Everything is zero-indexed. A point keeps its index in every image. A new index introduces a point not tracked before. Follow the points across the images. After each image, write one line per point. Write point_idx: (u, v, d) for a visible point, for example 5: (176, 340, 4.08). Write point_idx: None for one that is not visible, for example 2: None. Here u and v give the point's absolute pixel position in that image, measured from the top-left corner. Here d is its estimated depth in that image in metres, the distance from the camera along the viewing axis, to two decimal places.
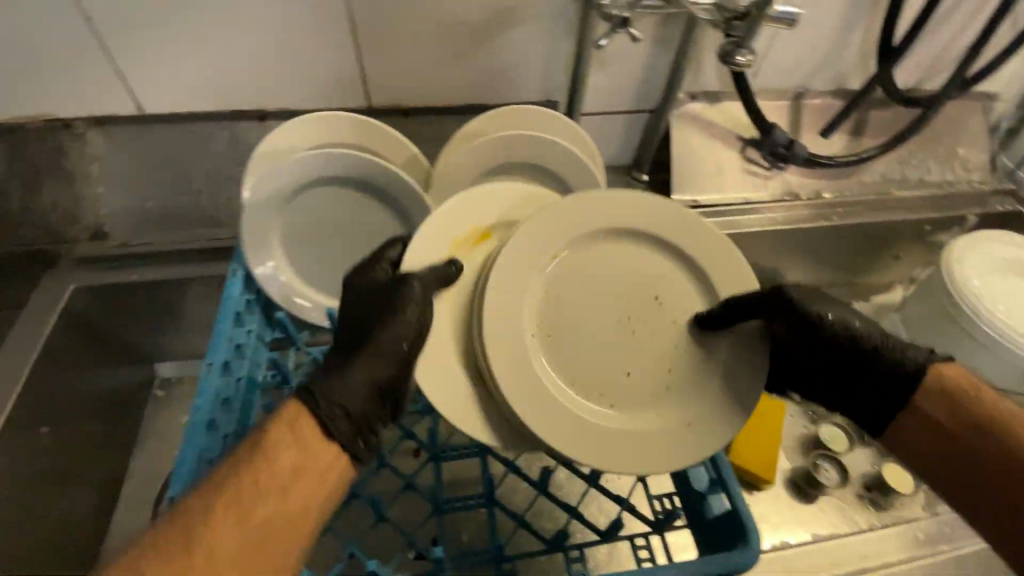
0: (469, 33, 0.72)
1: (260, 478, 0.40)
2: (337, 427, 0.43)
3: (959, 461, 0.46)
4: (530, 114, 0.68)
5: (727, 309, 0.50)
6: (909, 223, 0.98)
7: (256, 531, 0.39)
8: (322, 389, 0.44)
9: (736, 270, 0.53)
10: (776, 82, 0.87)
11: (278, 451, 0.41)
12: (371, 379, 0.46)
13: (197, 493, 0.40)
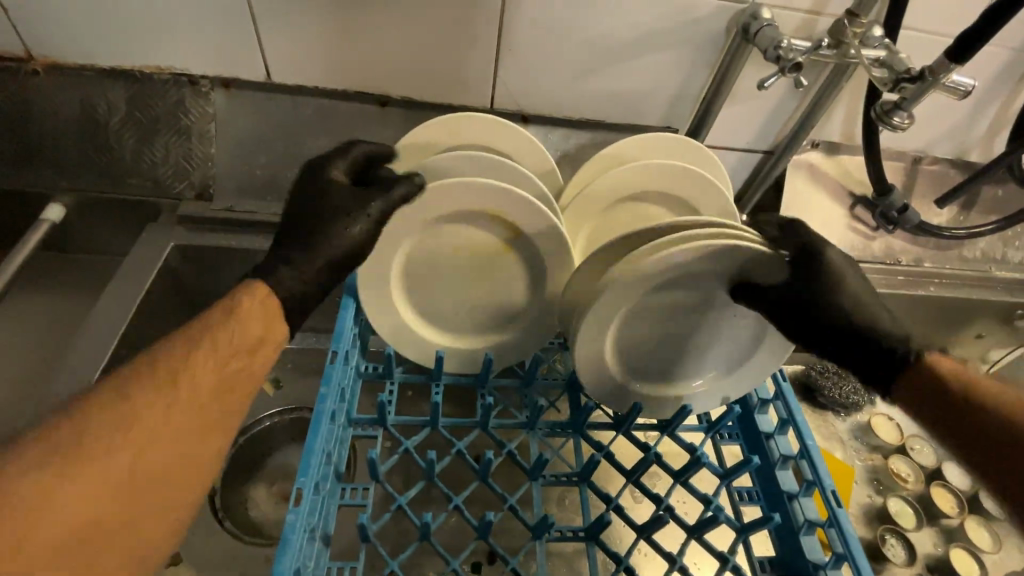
0: (611, 51, 0.71)
1: (233, 341, 0.45)
2: (279, 287, 0.49)
3: (958, 423, 0.45)
4: (664, 145, 0.65)
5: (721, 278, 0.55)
6: (1002, 304, 0.95)
7: (214, 363, 0.44)
8: (269, 269, 0.50)
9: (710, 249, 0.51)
10: (898, 143, 0.85)
11: (245, 296, 0.47)
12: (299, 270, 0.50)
13: (162, 342, 0.44)
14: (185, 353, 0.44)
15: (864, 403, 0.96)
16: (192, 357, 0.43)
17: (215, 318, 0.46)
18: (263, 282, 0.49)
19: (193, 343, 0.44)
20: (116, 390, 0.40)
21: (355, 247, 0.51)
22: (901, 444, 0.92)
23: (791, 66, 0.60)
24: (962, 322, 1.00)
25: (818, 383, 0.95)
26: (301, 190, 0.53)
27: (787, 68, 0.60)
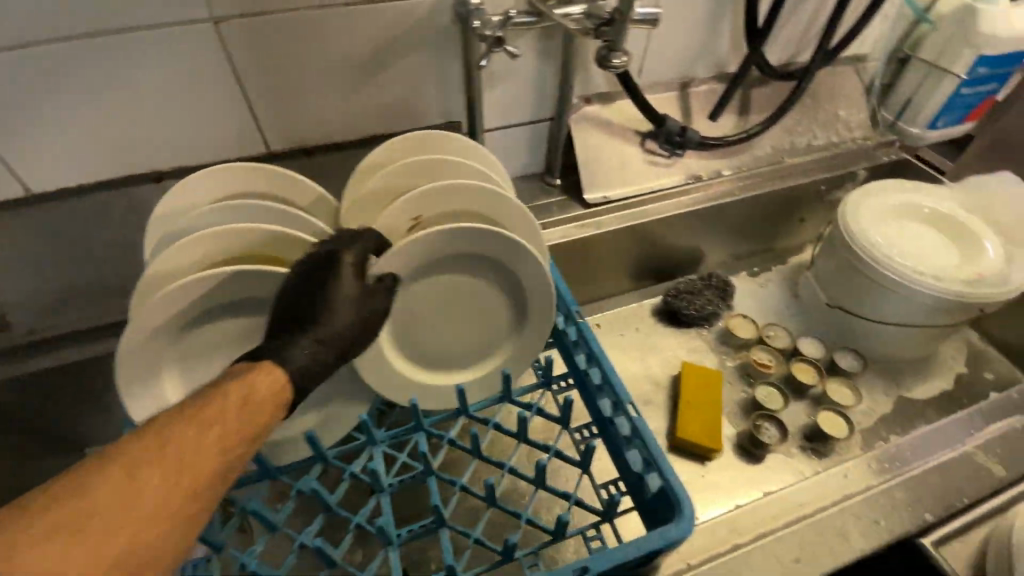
0: (358, 73, 0.74)
1: (239, 423, 0.46)
2: (291, 364, 0.51)
3: None
4: (420, 141, 0.67)
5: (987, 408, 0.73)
6: (805, 186, 1.06)
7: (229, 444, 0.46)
8: (282, 349, 0.52)
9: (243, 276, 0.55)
10: (662, 75, 0.93)
11: (258, 385, 0.48)
12: (305, 343, 0.52)
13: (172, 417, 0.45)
14: (197, 435, 0.45)
15: (721, 309, 1.06)
16: (186, 430, 0.45)
17: (231, 405, 0.47)
18: (279, 365, 0.51)
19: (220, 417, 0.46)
20: (157, 446, 0.43)
21: (357, 327, 0.55)
22: (757, 336, 1.00)
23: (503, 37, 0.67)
24: (783, 211, 1.10)
25: (677, 307, 1.04)
26: (317, 262, 0.55)
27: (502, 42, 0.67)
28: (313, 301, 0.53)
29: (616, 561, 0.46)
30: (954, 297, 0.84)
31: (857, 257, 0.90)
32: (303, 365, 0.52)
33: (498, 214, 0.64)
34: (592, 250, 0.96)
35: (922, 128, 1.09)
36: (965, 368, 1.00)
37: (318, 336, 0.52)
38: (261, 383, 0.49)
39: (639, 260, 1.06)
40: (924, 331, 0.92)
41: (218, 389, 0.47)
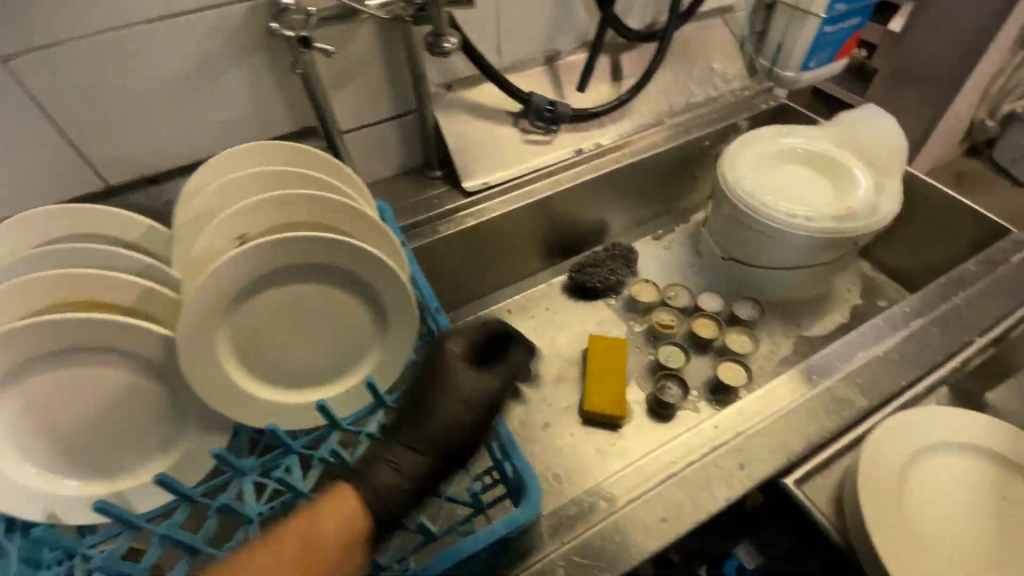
0: (185, 91, 0.70)
1: (340, 537, 0.50)
2: (373, 480, 0.55)
3: None
4: (247, 154, 0.65)
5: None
6: (690, 144, 1.06)
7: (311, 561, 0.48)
8: (374, 465, 0.56)
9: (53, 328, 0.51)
10: (523, 51, 0.91)
11: (328, 514, 0.51)
12: (417, 447, 0.57)
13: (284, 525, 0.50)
14: (316, 533, 0.50)
15: (625, 277, 1.06)
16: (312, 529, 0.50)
17: (316, 519, 0.51)
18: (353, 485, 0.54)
19: (299, 538, 0.49)
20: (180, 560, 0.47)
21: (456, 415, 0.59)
22: (660, 298, 1.01)
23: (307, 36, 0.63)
24: (675, 172, 1.11)
25: (581, 280, 1.05)
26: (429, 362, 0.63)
27: (305, 40, 0.63)
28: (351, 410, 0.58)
29: (457, 556, 0.46)
30: (823, 235, 0.86)
31: (737, 209, 0.92)
32: (398, 473, 0.56)
33: (340, 219, 0.62)
34: (482, 238, 0.95)
35: (796, 70, 1.10)
36: (859, 300, 1.03)
37: (410, 440, 0.58)
38: (354, 507, 0.53)
39: (537, 240, 1.05)
40: (811, 270, 0.94)
41: (329, 516, 0.51)
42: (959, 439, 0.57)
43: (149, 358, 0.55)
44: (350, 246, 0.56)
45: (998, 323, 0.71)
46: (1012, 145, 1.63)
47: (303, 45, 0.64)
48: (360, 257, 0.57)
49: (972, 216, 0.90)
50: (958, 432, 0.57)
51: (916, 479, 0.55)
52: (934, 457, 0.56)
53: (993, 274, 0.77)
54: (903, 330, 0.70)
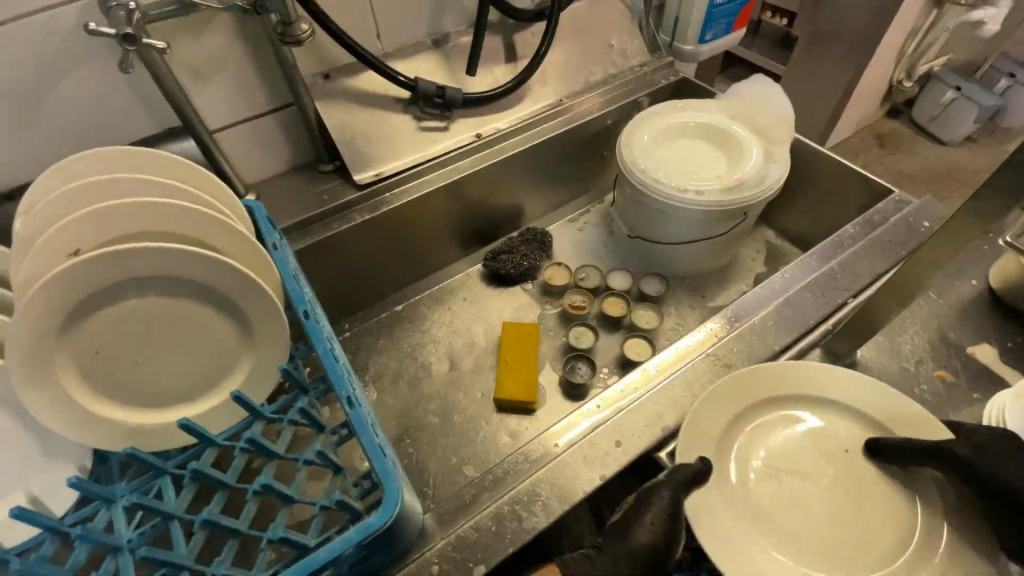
0: (18, 98, 0.65)
1: None
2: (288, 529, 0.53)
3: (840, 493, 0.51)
4: (90, 161, 0.61)
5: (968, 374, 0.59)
6: (594, 123, 1.06)
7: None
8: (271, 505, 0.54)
9: None
10: (407, 36, 0.88)
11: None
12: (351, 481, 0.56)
13: None
14: None
15: (541, 262, 1.07)
16: None
17: None
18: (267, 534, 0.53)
19: None
20: None
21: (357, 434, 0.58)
22: (571, 280, 1.02)
23: (132, 32, 0.59)
24: (583, 151, 1.10)
25: (494, 268, 1.04)
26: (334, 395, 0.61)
27: (131, 36, 0.58)
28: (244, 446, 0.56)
29: (310, 568, 0.44)
30: (714, 207, 0.87)
31: (634, 187, 0.92)
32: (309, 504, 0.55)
33: (190, 225, 0.59)
34: (382, 232, 0.92)
35: (694, 44, 1.11)
36: (764, 268, 1.06)
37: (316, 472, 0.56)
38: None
39: (447, 231, 1.03)
40: (712, 242, 0.95)
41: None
42: (829, 397, 0.58)
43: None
44: (192, 253, 0.53)
45: (869, 282, 0.75)
46: (926, 104, 1.72)
47: (130, 42, 0.59)
48: (203, 263, 0.54)
49: (857, 180, 0.93)
50: (825, 390, 0.59)
51: (774, 437, 0.57)
52: (795, 415, 0.58)
53: (870, 234, 0.80)
54: (781, 298, 0.72)
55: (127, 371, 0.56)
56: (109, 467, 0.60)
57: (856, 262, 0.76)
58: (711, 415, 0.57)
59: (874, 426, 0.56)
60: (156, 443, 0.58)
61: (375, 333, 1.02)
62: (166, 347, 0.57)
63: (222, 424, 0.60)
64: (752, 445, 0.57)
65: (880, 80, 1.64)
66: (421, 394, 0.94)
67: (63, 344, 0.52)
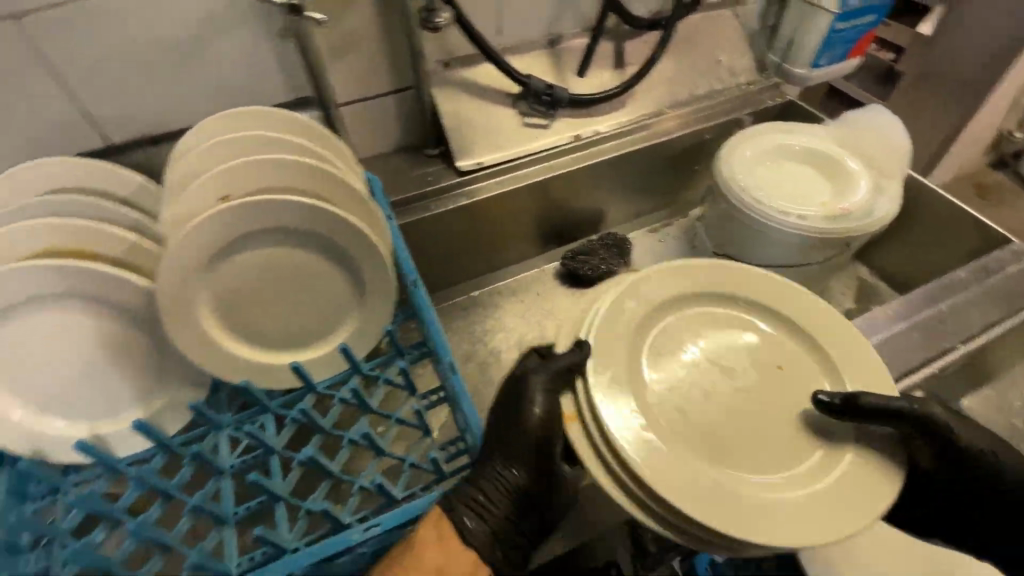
0: (182, 56, 0.72)
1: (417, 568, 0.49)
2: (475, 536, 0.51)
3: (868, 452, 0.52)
4: (240, 118, 0.67)
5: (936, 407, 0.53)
6: (692, 136, 1.05)
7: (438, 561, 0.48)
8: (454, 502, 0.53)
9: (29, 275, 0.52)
10: (525, 33, 0.91)
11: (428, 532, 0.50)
12: (511, 463, 0.55)
13: None
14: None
15: (618, 268, 1.06)
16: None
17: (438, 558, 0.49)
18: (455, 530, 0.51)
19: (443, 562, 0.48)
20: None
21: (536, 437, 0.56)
22: None
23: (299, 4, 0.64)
24: (676, 163, 1.10)
25: (572, 268, 1.05)
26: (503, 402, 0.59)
27: (298, 7, 0.64)
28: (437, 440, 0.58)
29: None
30: (816, 234, 0.85)
31: (730, 205, 0.91)
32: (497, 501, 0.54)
33: (320, 184, 0.63)
34: (474, 218, 0.95)
35: (805, 67, 1.09)
36: (851, 303, 1.02)
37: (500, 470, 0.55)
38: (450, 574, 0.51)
39: (532, 225, 1.05)
40: (804, 269, 0.93)
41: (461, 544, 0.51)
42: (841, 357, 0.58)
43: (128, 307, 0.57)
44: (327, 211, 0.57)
45: (982, 330, 0.70)
46: None
47: (296, 13, 0.65)
48: (336, 221, 0.58)
49: (971, 224, 0.89)
50: (802, 316, 0.61)
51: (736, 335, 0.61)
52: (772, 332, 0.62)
53: (985, 283, 0.75)
54: (883, 334, 0.70)
55: (255, 312, 0.61)
56: (217, 398, 0.65)
57: (967, 308, 0.73)
58: (655, 294, 0.62)
59: (826, 362, 0.59)
60: (267, 381, 0.62)
61: (450, 315, 1.05)
62: (289, 290, 0.61)
63: (324, 374, 0.64)
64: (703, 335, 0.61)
65: (993, 125, 1.55)
66: (489, 379, 0.96)
67: (207, 279, 0.57)
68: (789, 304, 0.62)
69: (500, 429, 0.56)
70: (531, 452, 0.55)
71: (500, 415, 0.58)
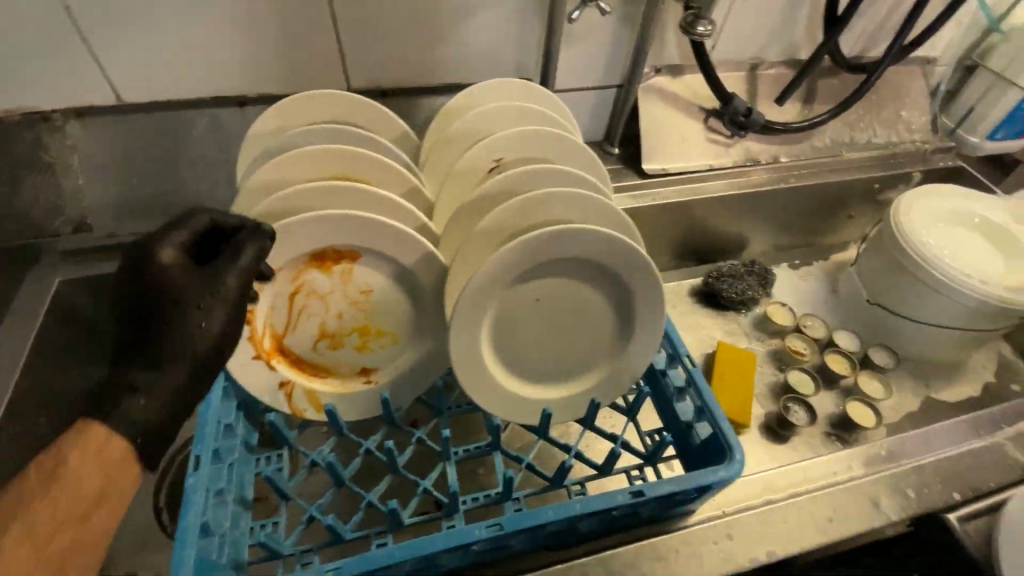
0: (443, 18, 0.76)
1: (64, 499, 0.42)
2: (122, 413, 0.45)
3: None
4: (509, 87, 0.69)
5: (600, 257, 0.54)
6: (859, 183, 1.06)
7: (100, 483, 0.43)
8: (123, 402, 0.45)
9: (339, 193, 0.54)
10: (733, 55, 0.94)
11: (72, 449, 0.43)
12: (156, 366, 0.47)
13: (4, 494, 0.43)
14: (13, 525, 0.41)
15: (760, 297, 1.06)
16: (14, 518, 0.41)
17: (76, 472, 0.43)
18: (96, 423, 0.44)
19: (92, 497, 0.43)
20: None
21: (213, 340, 0.48)
22: (794, 324, 1.02)
23: None
24: (834, 206, 1.10)
25: (717, 288, 1.05)
26: (141, 293, 0.48)
27: None
28: (155, 328, 0.47)
29: (661, 490, 0.49)
30: (997, 303, 0.85)
31: (904, 257, 0.92)
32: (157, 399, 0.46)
33: (570, 158, 0.65)
34: (640, 220, 0.97)
35: (981, 138, 1.10)
36: (994, 378, 1.02)
37: (156, 363, 0.47)
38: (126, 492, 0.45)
39: (683, 238, 1.06)
40: (966, 335, 0.93)
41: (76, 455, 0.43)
42: (548, 277, 0.54)
43: (399, 264, 0.54)
44: (595, 200, 0.56)
45: None
46: None
47: None
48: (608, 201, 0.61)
49: None
50: (563, 244, 0.51)
51: (568, 247, 0.52)
52: (576, 238, 0.51)
53: None
54: None
55: (404, 354, 0.58)
56: None
57: None
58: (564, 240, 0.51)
59: (576, 273, 0.55)
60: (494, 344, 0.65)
61: None
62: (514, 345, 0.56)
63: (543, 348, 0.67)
64: (540, 267, 0.53)
65: None
66: None
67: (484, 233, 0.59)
68: (602, 287, 0.56)
69: (134, 320, 0.48)
70: (187, 365, 0.47)
71: (136, 303, 0.48)
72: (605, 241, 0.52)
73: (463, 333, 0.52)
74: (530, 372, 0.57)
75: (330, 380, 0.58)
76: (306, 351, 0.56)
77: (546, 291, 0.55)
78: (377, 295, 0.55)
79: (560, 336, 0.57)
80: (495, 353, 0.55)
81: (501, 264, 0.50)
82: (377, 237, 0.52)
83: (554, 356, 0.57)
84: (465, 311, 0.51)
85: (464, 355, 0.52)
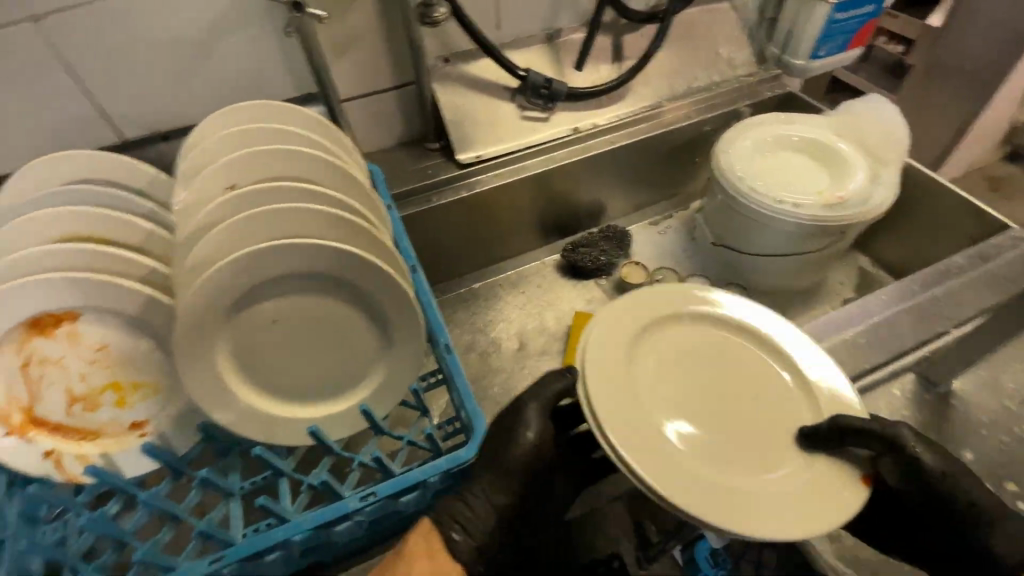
0: (190, 54, 0.75)
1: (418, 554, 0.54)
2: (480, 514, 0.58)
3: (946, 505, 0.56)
4: (254, 110, 0.69)
5: (321, 267, 0.54)
6: (690, 129, 1.06)
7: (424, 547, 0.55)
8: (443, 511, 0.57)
9: (48, 259, 0.54)
10: (524, 29, 0.93)
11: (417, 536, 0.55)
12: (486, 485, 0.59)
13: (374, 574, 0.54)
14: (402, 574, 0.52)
15: (617, 259, 1.07)
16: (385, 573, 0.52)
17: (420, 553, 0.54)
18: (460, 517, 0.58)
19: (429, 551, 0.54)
20: None
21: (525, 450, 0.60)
22: (648, 280, 1.03)
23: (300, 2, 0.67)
24: (676, 156, 1.11)
25: (573, 259, 1.06)
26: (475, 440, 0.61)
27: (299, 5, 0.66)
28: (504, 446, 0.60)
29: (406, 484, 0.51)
30: (812, 223, 0.86)
31: (727, 194, 0.92)
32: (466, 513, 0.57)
33: (315, 172, 0.65)
34: (472, 210, 0.97)
35: (805, 60, 1.09)
36: (853, 293, 1.03)
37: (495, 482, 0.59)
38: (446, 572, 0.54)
39: (532, 218, 1.06)
40: (802, 258, 0.94)
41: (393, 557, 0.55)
42: (277, 296, 0.55)
43: (128, 314, 0.55)
44: (314, 212, 0.56)
45: (973, 316, 0.71)
46: None
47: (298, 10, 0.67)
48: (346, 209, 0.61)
49: (971, 212, 0.88)
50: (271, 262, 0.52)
51: (278, 264, 0.52)
52: (282, 254, 0.52)
53: (982, 268, 0.75)
54: (898, 357, 0.69)
55: (166, 396, 0.60)
56: None
57: (962, 293, 0.73)
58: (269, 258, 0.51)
59: (307, 286, 0.55)
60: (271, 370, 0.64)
61: (454, 305, 1.06)
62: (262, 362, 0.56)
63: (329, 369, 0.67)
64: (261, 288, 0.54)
65: (1003, 118, 1.52)
66: (490, 367, 0.96)
67: None
68: (338, 298, 0.56)
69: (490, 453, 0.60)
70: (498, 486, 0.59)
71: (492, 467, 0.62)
72: (316, 251, 0.53)
73: (190, 369, 0.52)
74: (285, 387, 0.58)
75: (100, 440, 0.59)
76: (64, 417, 0.58)
77: (279, 309, 0.55)
78: (116, 348, 0.57)
79: (310, 348, 0.58)
80: (248, 380, 0.56)
81: (203, 295, 0.50)
82: (90, 292, 0.53)
83: (306, 367, 0.58)
84: (180, 349, 0.51)
85: (199, 389, 0.52)
